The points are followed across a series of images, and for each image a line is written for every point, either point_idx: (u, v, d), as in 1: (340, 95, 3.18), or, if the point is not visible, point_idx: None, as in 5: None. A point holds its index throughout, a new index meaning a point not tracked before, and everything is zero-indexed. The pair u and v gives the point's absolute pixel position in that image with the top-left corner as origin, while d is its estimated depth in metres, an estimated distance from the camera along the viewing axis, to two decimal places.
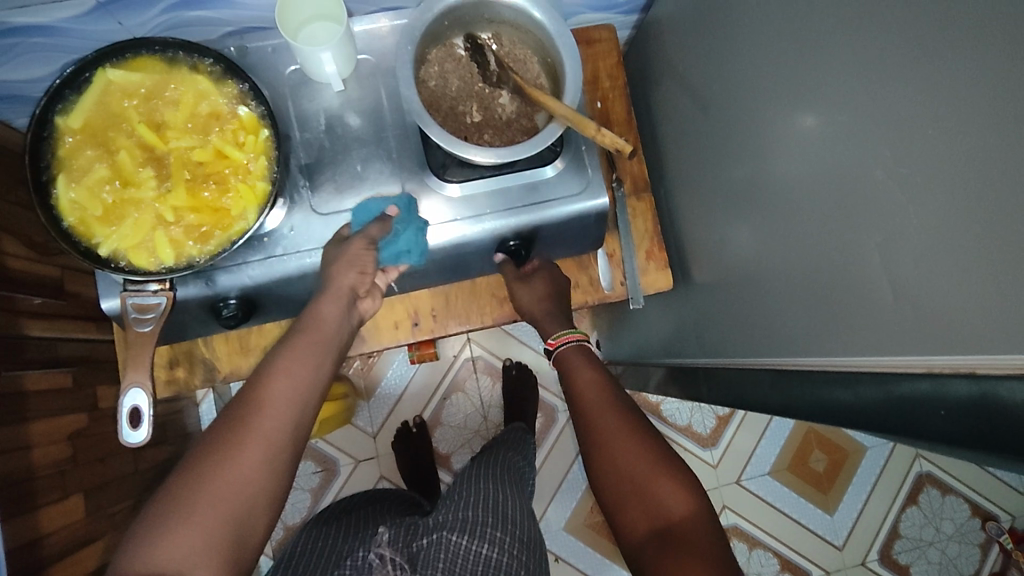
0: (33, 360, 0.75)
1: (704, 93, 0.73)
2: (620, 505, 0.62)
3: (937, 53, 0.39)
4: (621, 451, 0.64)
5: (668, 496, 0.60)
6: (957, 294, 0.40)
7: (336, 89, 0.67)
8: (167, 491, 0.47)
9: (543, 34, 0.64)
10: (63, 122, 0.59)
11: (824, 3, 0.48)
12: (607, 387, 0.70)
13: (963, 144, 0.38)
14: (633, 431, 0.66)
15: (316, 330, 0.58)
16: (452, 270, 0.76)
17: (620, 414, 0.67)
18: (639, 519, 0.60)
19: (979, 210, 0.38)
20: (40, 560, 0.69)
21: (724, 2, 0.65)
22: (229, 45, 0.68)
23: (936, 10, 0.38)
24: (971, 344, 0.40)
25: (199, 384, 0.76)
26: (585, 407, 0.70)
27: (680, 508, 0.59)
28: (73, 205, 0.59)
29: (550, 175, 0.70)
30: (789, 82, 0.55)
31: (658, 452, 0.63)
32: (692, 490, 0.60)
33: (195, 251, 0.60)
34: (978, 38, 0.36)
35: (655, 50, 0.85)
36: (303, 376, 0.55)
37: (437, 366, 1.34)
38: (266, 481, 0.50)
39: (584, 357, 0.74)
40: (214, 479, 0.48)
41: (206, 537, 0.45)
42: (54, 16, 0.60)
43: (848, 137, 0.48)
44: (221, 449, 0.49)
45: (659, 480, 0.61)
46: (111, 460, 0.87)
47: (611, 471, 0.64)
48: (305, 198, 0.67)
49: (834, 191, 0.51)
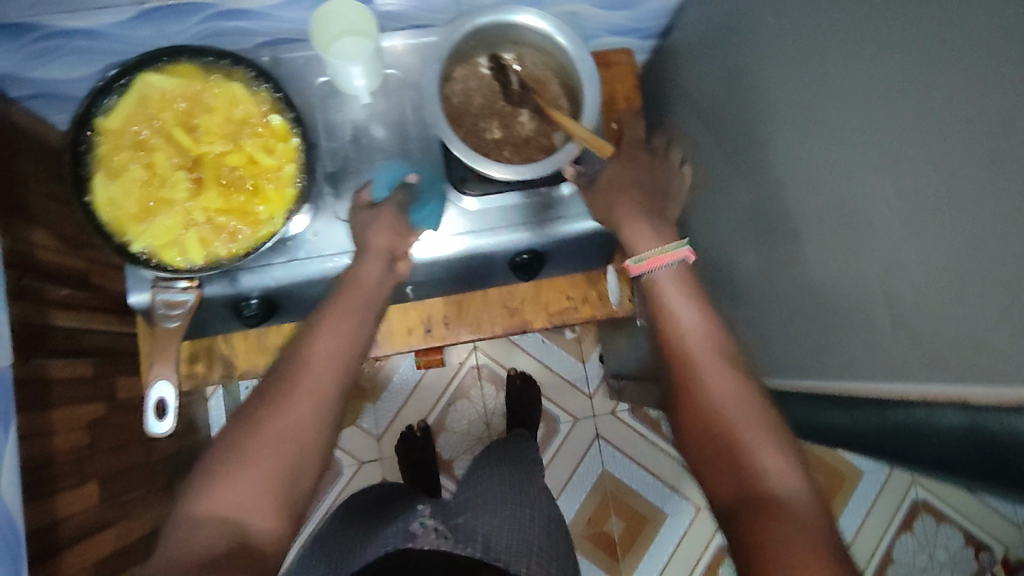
0: (58, 350, 0.77)
1: (718, 118, 0.75)
2: (702, 468, 0.51)
3: (945, 96, 0.41)
4: (709, 383, 0.52)
5: (766, 461, 0.47)
6: (958, 327, 0.42)
7: (364, 101, 0.71)
8: (224, 442, 0.50)
9: (565, 57, 0.67)
10: (102, 122, 0.61)
11: (840, 41, 0.50)
12: (712, 337, 0.54)
13: (970, 184, 0.39)
14: (735, 383, 0.51)
15: (355, 293, 0.57)
16: (467, 278, 0.79)
17: (726, 370, 0.52)
18: (724, 482, 0.49)
19: (983, 247, 0.39)
20: (56, 544, 0.71)
21: (741, 32, 0.67)
22: (263, 55, 0.70)
23: (949, 54, 0.40)
24: (970, 376, 0.42)
25: (217, 379, 0.77)
26: (682, 355, 0.54)
27: (780, 476, 0.47)
28: (109, 203, 0.61)
29: (565, 192, 0.73)
30: (802, 113, 0.57)
31: (762, 412, 0.50)
32: (798, 473, 0.47)
33: (223, 252, 0.63)
34: (990, 85, 0.37)
35: (673, 75, 0.87)
36: (347, 333, 0.55)
37: (444, 372, 1.37)
38: (313, 436, 0.51)
39: (680, 288, 0.57)
40: (266, 432, 0.49)
41: (260, 487, 0.48)
42: (100, 21, 0.63)
43: (857, 170, 0.50)
44: (272, 403, 0.50)
45: (758, 446, 0.48)
46: (126, 450, 0.89)
47: (697, 433, 0.51)
48: (328, 205, 0.70)
49: (842, 221, 0.52)
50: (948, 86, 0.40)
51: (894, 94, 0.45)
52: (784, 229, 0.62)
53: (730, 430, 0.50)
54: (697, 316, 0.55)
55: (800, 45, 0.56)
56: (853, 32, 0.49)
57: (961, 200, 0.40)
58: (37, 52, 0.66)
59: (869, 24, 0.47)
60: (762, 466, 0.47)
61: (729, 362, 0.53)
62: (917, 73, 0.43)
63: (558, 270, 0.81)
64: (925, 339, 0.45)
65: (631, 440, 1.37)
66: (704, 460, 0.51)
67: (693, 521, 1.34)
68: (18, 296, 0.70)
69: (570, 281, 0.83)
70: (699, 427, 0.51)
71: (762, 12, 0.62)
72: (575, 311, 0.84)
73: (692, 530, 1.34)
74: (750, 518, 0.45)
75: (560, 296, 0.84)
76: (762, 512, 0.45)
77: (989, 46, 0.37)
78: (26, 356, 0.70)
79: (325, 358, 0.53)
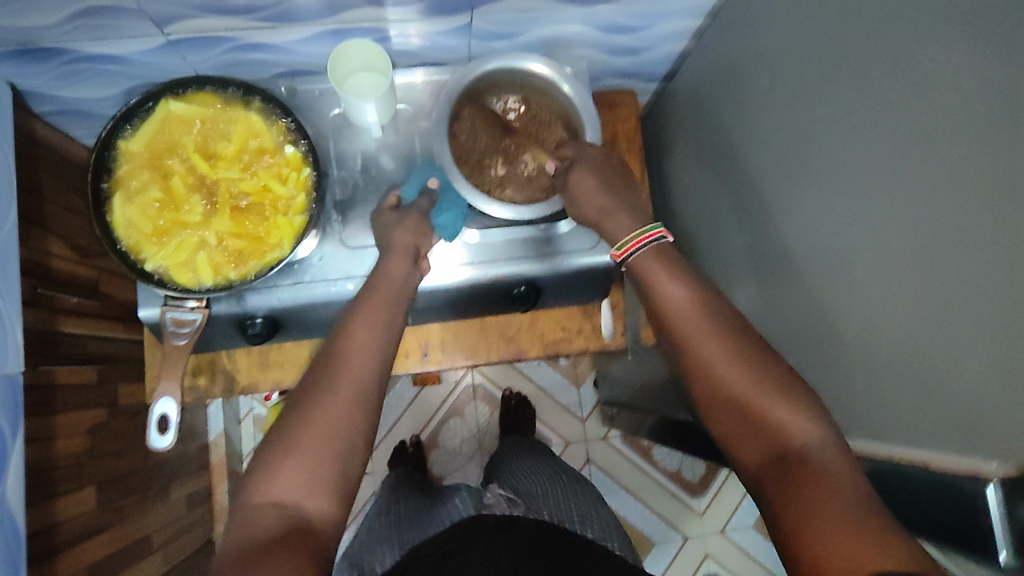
0: (65, 356, 0.80)
1: (717, 165, 0.78)
2: (729, 440, 0.54)
3: (930, 172, 0.43)
4: (713, 356, 0.55)
5: (783, 417, 0.51)
6: (938, 392, 0.44)
7: (374, 134, 0.74)
8: (273, 434, 0.55)
9: (568, 102, 0.72)
10: (125, 144, 0.65)
11: (835, 109, 0.53)
12: (706, 310, 0.58)
13: (951, 258, 0.42)
14: (734, 348, 0.55)
15: (384, 285, 0.64)
16: (467, 306, 0.81)
17: (724, 338, 0.56)
18: (753, 447, 0.52)
19: (960, 319, 0.41)
20: (53, 546, 0.73)
21: (742, 87, 0.70)
22: (280, 85, 0.74)
23: (935, 135, 0.42)
24: (947, 439, 0.44)
25: (218, 393, 0.79)
26: (682, 333, 0.58)
27: (797, 430, 0.50)
28: (126, 222, 0.64)
29: (564, 230, 0.76)
30: (798, 172, 0.60)
31: (769, 368, 0.53)
32: (816, 422, 0.50)
33: (232, 274, 0.66)
34: (970, 168, 0.40)
35: (676, 118, 0.90)
36: (376, 326, 0.61)
37: (439, 389, 1.39)
38: (357, 418, 0.56)
39: (660, 266, 0.61)
40: (313, 417, 0.54)
41: (312, 468, 0.52)
42: (126, 49, 0.65)
43: (847, 232, 0.52)
44: (314, 393, 0.56)
45: (771, 403, 0.52)
46: (124, 456, 0.91)
47: (718, 406, 0.55)
48: (335, 231, 0.73)
49: (831, 279, 0.55)
50: (925, 164, 0.43)
51: (878, 164, 0.48)
52: (777, 278, 0.65)
53: (745, 396, 0.53)
54: (690, 291, 0.59)
55: (795, 106, 0.59)
56: (846, 101, 0.51)
57: (933, 270, 0.43)
58: (64, 74, 0.68)
59: (857, 96, 0.50)
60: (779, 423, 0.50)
61: (728, 326, 0.57)
62: (899, 146, 0.46)
63: (554, 302, 0.84)
64: (898, 395, 0.48)
65: (621, 466, 1.39)
66: (727, 432, 0.54)
67: (680, 550, 1.37)
68: (31, 304, 0.72)
69: (567, 312, 0.86)
70: (718, 401, 0.54)
71: (760, 70, 0.65)
72: (569, 341, 0.87)
73: (678, 558, 1.36)
74: (783, 479, 0.48)
75: (555, 326, 0.86)
76: (790, 469, 0.48)
77: (964, 131, 0.40)
78: (35, 363, 0.73)
79: (364, 348, 0.59)
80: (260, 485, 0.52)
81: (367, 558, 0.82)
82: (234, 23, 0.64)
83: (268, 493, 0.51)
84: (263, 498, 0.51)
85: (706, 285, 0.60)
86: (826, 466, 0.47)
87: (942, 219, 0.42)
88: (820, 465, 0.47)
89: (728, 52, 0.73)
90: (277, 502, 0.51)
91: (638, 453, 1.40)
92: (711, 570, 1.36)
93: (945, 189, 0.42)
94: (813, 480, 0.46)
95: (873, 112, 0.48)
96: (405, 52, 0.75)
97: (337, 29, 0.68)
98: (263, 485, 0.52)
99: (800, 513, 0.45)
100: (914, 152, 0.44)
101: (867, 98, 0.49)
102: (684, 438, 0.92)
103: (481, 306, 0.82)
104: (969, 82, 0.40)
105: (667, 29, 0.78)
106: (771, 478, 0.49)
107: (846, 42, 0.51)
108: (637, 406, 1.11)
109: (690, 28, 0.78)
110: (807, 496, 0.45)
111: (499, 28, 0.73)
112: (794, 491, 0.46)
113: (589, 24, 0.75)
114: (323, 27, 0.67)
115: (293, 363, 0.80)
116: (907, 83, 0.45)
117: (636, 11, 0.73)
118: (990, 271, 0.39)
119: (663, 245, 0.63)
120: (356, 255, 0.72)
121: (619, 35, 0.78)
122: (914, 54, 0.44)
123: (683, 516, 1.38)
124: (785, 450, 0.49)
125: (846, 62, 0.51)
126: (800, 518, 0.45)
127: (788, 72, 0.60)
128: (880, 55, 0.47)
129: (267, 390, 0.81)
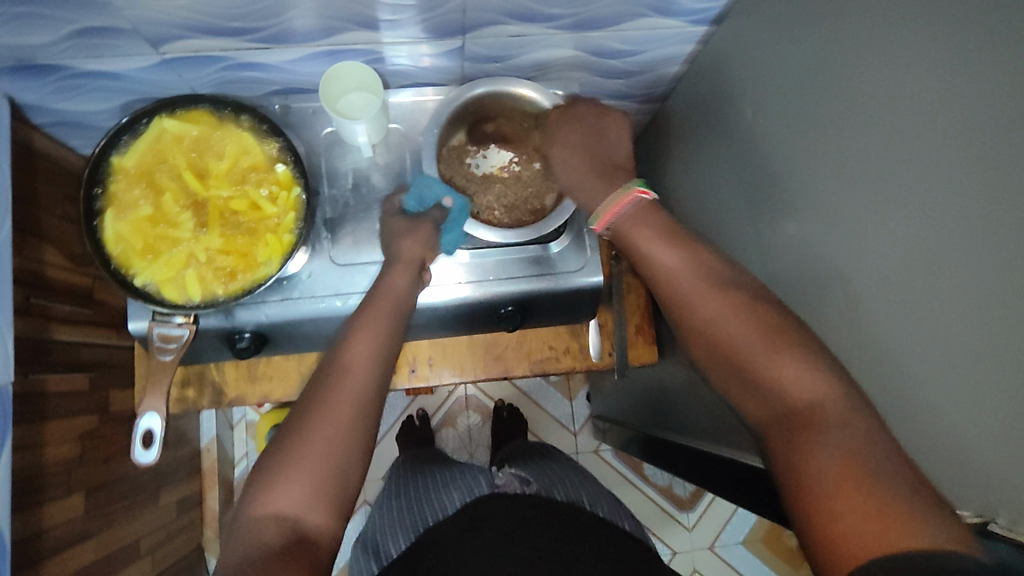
0: (57, 363, 0.80)
1: (712, 190, 0.79)
2: (737, 399, 0.53)
3: (935, 217, 0.44)
4: (717, 317, 0.54)
5: (784, 371, 0.49)
6: (945, 433, 0.45)
7: (366, 153, 0.75)
8: (269, 462, 0.55)
9: (557, 127, 0.73)
10: (118, 161, 0.66)
11: (837, 146, 0.54)
12: (701, 269, 0.56)
13: (961, 302, 0.42)
14: (729, 304, 0.54)
15: (385, 296, 0.65)
16: (455, 324, 0.82)
17: (719, 293, 0.54)
18: (759, 404, 0.51)
19: (971, 364, 0.42)
20: (39, 553, 0.74)
21: (736, 115, 0.71)
22: (274, 103, 0.76)
23: (944, 181, 0.43)
24: (955, 481, 0.45)
25: (206, 405, 0.82)
26: (677, 294, 0.57)
27: (800, 384, 0.48)
28: (116, 238, 0.65)
29: (555, 250, 0.77)
30: (796, 202, 0.60)
31: (767, 321, 0.52)
32: (828, 374, 0.48)
33: (221, 290, 0.67)
34: (979, 217, 0.40)
35: (671, 140, 0.91)
36: (371, 346, 0.61)
37: (432, 399, 1.39)
38: (357, 439, 0.57)
39: (643, 224, 0.60)
40: (313, 440, 0.55)
41: (315, 509, 0.54)
42: (123, 66, 0.67)
43: (849, 268, 0.53)
44: (316, 413, 0.57)
45: (773, 358, 0.50)
46: (113, 462, 0.92)
47: (724, 367, 0.53)
48: (325, 249, 0.74)
49: (832, 310, 0.56)
50: (931, 207, 0.44)
51: (882, 203, 0.49)
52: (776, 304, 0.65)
53: (744, 354, 0.52)
54: (682, 249, 0.58)
55: (794, 138, 0.60)
56: (850, 141, 0.52)
57: (939, 313, 0.44)
58: (60, 88, 0.69)
59: (859, 135, 0.51)
60: (780, 379, 0.49)
61: (722, 281, 0.55)
62: (903, 189, 0.47)
63: (543, 321, 0.85)
64: (902, 431, 0.49)
65: (611, 480, 1.39)
66: (734, 391, 0.53)
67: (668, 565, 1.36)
68: (23, 313, 0.73)
69: (556, 331, 0.88)
70: (724, 363, 0.53)
71: (755, 101, 0.66)
72: (556, 360, 0.88)
73: None
74: (791, 436, 0.47)
75: (543, 345, 0.88)
76: (797, 426, 0.47)
77: (971, 180, 0.41)
78: (26, 371, 0.73)
79: (361, 362, 0.60)
80: (261, 497, 0.53)
81: (385, 545, 0.84)
82: (228, 43, 0.65)
83: (268, 505, 0.53)
84: (264, 511, 0.53)
85: (695, 240, 0.59)
86: (839, 426, 0.45)
87: (949, 263, 0.43)
88: (832, 426, 0.45)
89: (722, 80, 0.73)
90: (276, 516, 0.53)
91: (630, 467, 1.40)
92: None
93: (953, 236, 0.43)
94: (821, 437, 0.45)
95: (880, 153, 0.49)
96: (397, 72, 0.76)
97: (331, 51, 0.69)
98: (263, 497, 0.53)
99: (812, 481, 0.45)
100: (921, 196, 0.45)
101: (872, 138, 0.50)
102: (671, 458, 0.92)
103: (470, 323, 0.82)
104: (976, 133, 0.41)
105: (660, 54, 0.78)
106: (780, 437, 0.49)
107: (849, 80, 0.52)
108: (626, 423, 1.12)
109: (683, 52, 0.79)
110: (816, 456, 0.45)
111: (491, 50, 0.73)
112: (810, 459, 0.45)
113: (582, 49, 0.76)
114: (318, 49, 0.68)
115: (280, 377, 0.83)
116: (913, 127, 0.46)
117: (628, 38, 0.74)
118: (997, 318, 0.40)
119: (637, 209, 0.61)
120: (345, 273, 0.73)
121: (612, 59, 0.79)
122: (919, 98, 0.45)
123: (673, 532, 1.38)
124: (789, 406, 0.48)
125: (848, 101, 0.52)
126: (811, 481, 0.45)
127: (787, 105, 0.61)
128: (884, 97, 0.48)
129: (253, 402, 0.84)
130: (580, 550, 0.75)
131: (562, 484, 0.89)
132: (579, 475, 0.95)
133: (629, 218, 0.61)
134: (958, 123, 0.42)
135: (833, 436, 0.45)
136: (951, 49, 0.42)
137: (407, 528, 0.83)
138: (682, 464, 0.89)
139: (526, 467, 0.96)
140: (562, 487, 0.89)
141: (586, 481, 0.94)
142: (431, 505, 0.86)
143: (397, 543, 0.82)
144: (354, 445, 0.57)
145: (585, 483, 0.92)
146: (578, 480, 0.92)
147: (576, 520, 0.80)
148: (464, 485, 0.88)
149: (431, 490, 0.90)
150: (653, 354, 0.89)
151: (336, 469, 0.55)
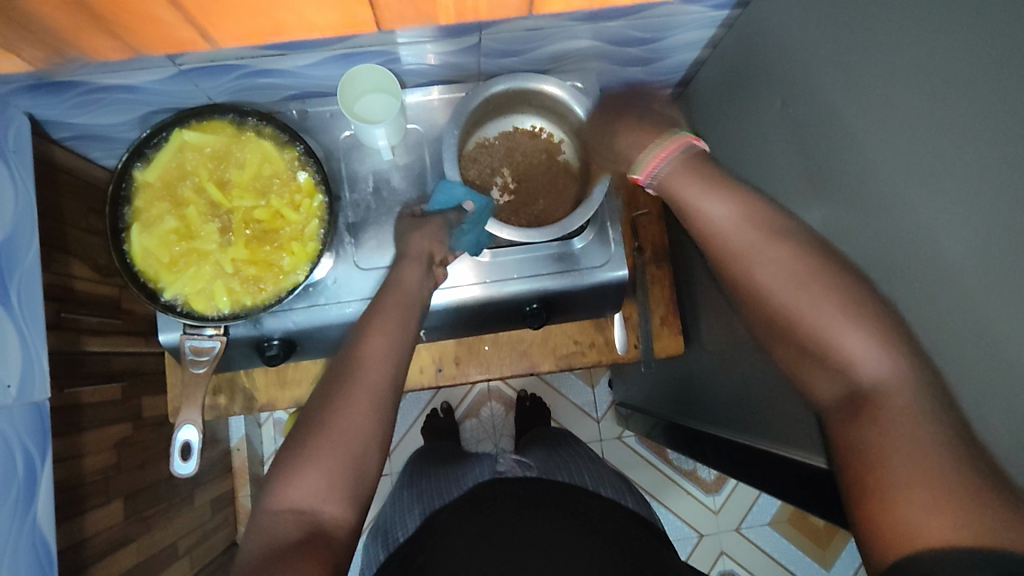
0: (89, 375, 0.81)
1: (734, 175, 0.77)
2: (792, 361, 0.49)
3: (969, 208, 0.43)
4: (757, 266, 0.50)
5: (851, 344, 0.45)
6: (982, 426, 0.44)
7: (386, 155, 0.75)
8: (286, 465, 0.55)
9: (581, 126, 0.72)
10: (141, 175, 0.66)
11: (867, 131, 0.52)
12: (744, 214, 0.51)
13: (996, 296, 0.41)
14: (787, 260, 0.49)
15: (398, 292, 0.65)
16: (479, 322, 0.82)
17: (778, 253, 0.49)
18: (817, 374, 0.48)
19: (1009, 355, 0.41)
20: (84, 560, 0.75)
21: (758, 100, 0.69)
22: (292, 108, 0.75)
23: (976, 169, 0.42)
24: None
25: (238, 410, 0.84)
26: (722, 247, 0.52)
27: (869, 360, 0.44)
28: (144, 252, 0.66)
29: (579, 246, 0.76)
30: (824, 188, 0.59)
31: (824, 275, 0.48)
32: (889, 341, 0.45)
33: (249, 300, 0.67)
34: (1013, 209, 0.39)
35: (691, 125, 0.89)
36: (382, 345, 0.61)
37: (455, 391, 1.39)
38: (372, 436, 0.57)
39: (691, 173, 0.54)
40: (333, 433, 0.56)
41: (342, 521, 0.54)
42: (141, 79, 0.66)
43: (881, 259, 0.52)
44: (334, 403, 0.57)
45: (838, 325, 0.46)
46: (149, 467, 0.93)
47: (766, 325, 0.50)
48: (348, 254, 0.74)
49: None
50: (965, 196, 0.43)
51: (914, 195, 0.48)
52: None
53: (808, 327, 0.47)
54: (738, 198, 0.52)
55: (819, 124, 0.59)
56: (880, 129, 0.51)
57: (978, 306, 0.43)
58: (78, 104, 0.69)
59: (888, 122, 0.50)
60: (849, 353, 0.45)
61: (770, 226, 0.50)
62: (934, 178, 0.46)
63: (570, 316, 0.85)
64: None
65: (636, 466, 1.40)
66: (793, 364, 0.50)
67: (695, 548, 1.37)
68: (55, 327, 0.74)
69: (581, 326, 0.88)
70: (767, 319, 0.50)
71: (778, 87, 0.65)
72: (582, 354, 0.88)
73: (694, 556, 1.36)
74: (854, 413, 0.44)
75: (568, 340, 0.88)
76: (862, 411, 0.44)
77: (1004, 173, 0.40)
78: (62, 385, 0.74)
79: (377, 354, 0.60)
80: (276, 491, 0.54)
81: (392, 529, 0.86)
82: (244, 52, 0.64)
83: (289, 503, 0.53)
84: (278, 506, 0.53)
85: (740, 184, 0.53)
86: (908, 405, 0.42)
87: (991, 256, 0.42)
88: (902, 406, 0.42)
89: (744, 63, 0.72)
90: (293, 509, 0.53)
91: (654, 452, 1.40)
92: (727, 567, 1.36)
93: (986, 227, 0.42)
94: (890, 422, 0.42)
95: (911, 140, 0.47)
96: (412, 71, 0.75)
97: (346, 53, 0.67)
98: (280, 493, 0.54)
99: (876, 469, 0.42)
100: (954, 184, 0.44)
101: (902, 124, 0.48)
102: (697, 446, 0.92)
103: (496, 321, 0.82)
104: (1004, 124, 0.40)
105: (681, 39, 0.76)
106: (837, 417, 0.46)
107: (877, 67, 0.50)
108: (648, 410, 1.13)
109: (704, 37, 0.77)
110: (882, 447, 0.42)
111: (508, 45, 0.72)
112: (873, 438, 0.43)
113: (600, 39, 0.74)
114: (333, 52, 0.67)
115: (309, 380, 0.84)
116: (943, 119, 0.44)
117: (647, 25, 0.72)
118: None
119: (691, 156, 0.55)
120: (368, 276, 0.74)
121: (631, 47, 0.77)
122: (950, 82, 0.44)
123: (699, 515, 1.38)
124: (858, 383, 0.45)
125: (872, 87, 0.51)
126: (874, 478, 0.42)
127: (806, 91, 0.59)
128: (911, 86, 0.47)
129: (284, 407, 0.85)
130: (574, 534, 0.74)
131: (569, 466, 0.91)
132: (588, 458, 0.96)
133: (675, 170, 0.54)
134: (994, 114, 0.40)
135: (913, 427, 0.41)
136: (981, 37, 0.41)
137: (417, 510, 0.85)
138: (710, 456, 0.89)
139: (536, 455, 0.97)
140: (568, 471, 0.89)
141: (593, 463, 0.94)
142: (438, 490, 0.88)
143: (404, 527, 0.84)
144: (377, 450, 0.57)
145: (591, 464, 0.94)
146: (586, 461, 0.94)
147: (572, 496, 0.81)
148: (470, 473, 0.90)
149: (439, 477, 0.93)
150: (680, 344, 0.89)
151: (361, 475, 0.56)
